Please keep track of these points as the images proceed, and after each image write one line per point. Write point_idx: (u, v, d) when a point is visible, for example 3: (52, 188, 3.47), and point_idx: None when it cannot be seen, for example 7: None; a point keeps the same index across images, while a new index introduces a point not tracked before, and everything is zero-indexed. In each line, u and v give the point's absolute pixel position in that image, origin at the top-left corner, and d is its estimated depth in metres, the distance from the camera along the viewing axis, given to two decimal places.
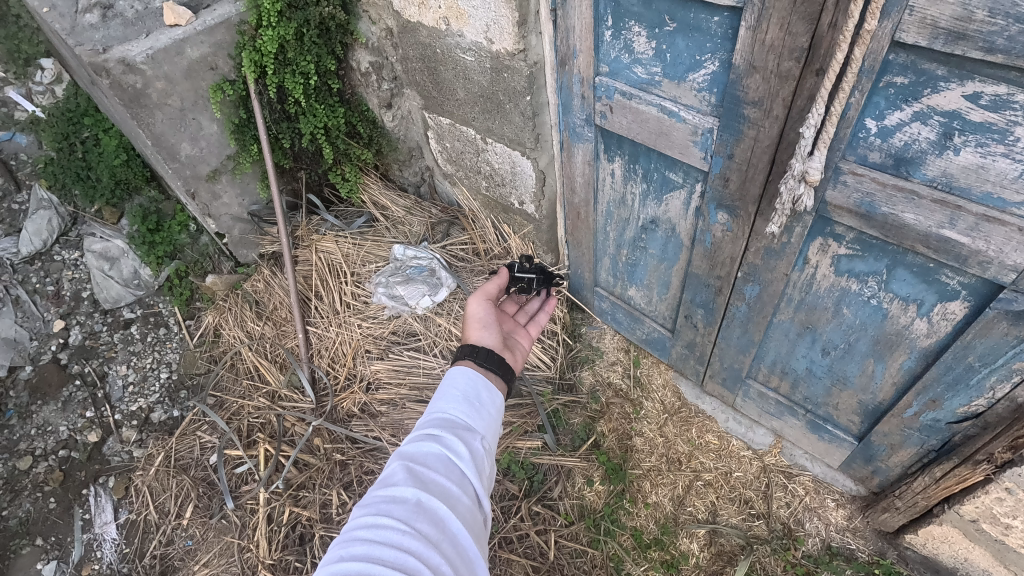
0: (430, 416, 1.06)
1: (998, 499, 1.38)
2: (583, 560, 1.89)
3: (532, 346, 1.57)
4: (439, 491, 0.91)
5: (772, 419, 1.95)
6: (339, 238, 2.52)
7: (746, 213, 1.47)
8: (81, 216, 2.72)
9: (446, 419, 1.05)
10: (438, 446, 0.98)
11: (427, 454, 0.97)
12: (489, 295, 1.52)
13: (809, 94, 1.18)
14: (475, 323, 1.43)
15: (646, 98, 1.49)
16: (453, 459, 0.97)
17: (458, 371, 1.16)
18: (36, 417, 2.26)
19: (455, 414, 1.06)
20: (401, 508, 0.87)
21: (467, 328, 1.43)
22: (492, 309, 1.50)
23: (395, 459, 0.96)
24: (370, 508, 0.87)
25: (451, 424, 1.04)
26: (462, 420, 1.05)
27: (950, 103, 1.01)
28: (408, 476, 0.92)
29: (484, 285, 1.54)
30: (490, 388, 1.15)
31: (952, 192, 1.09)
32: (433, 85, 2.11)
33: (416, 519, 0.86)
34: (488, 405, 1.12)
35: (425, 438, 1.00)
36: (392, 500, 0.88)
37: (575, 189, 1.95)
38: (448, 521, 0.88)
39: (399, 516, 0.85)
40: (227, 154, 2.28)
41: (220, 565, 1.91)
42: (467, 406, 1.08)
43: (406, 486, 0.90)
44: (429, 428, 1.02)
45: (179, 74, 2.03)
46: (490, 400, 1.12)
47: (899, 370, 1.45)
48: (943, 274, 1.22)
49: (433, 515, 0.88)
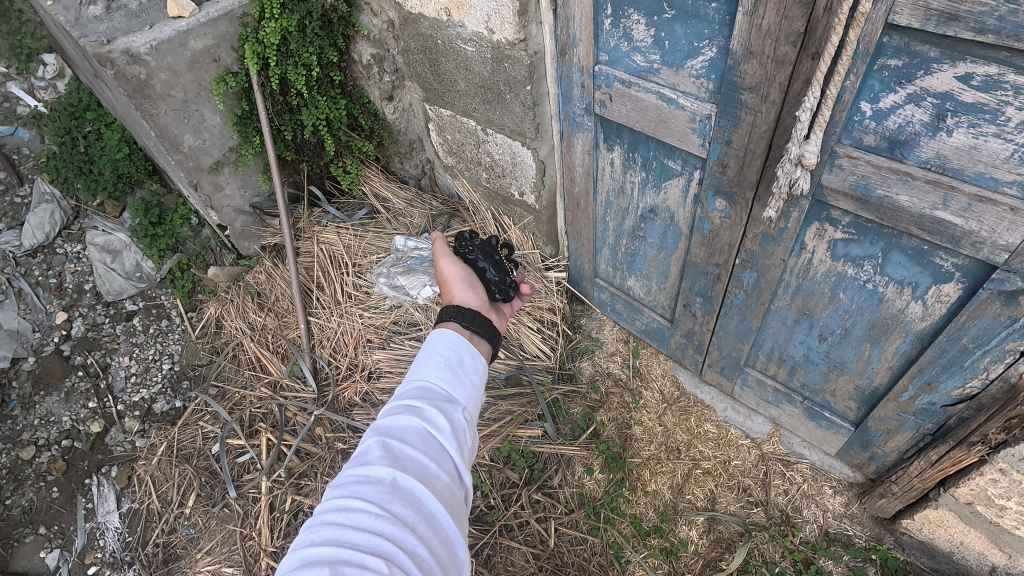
0: (409, 388, 1.06)
1: (993, 480, 1.40)
2: (583, 548, 1.90)
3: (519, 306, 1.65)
4: (416, 470, 0.92)
5: (769, 406, 1.97)
6: (340, 230, 2.54)
7: (744, 199, 1.49)
8: (83, 210, 2.73)
9: (426, 390, 1.05)
10: (416, 421, 0.99)
11: (404, 429, 0.98)
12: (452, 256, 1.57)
13: (804, 78, 1.20)
14: (461, 286, 1.50)
15: (645, 86, 1.51)
16: (430, 433, 0.98)
17: (441, 336, 1.17)
18: (38, 407, 2.27)
19: (434, 385, 1.07)
20: (376, 489, 0.87)
21: (447, 292, 1.50)
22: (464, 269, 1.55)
23: (371, 435, 0.97)
24: (343, 490, 0.88)
25: (431, 395, 1.05)
26: (442, 392, 1.06)
27: (943, 84, 1.04)
28: (384, 454, 0.92)
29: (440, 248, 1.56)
30: (474, 353, 1.17)
31: (946, 174, 1.11)
32: (433, 76, 2.13)
33: (391, 500, 0.86)
34: (469, 375, 1.13)
35: (403, 412, 1.00)
36: (367, 480, 0.88)
37: (574, 179, 1.97)
38: (425, 500, 0.89)
39: (374, 498, 0.86)
40: (230, 145, 2.31)
41: (223, 553, 1.92)
42: (447, 377, 1.09)
43: (381, 465, 0.90)
44: (408, 402, 1.03)
45: (183, 65, 2.04)
46: (471, 368, 1.14)
47: (894, 354, 1.47)
48: (937, 256, 1.24)
49: (409, 495, 0.88)
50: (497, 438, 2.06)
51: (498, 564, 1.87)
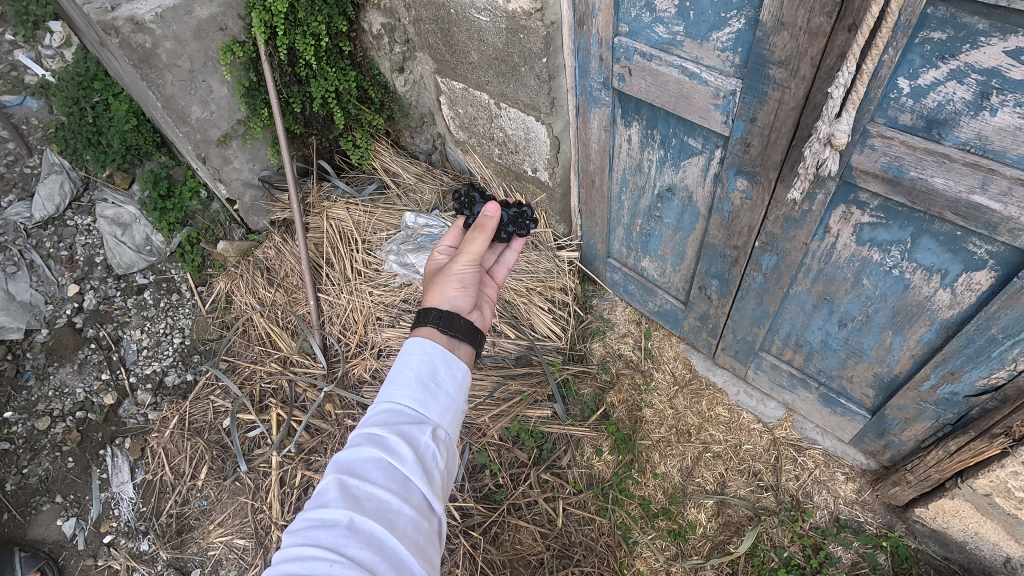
0: (373, 417, 1.04)
1: (1014, 473, 1.37)
2: (591, 528, 1.90)
3: (499, 295, 1.58)
4: (375, 508, 0.90)
5: (783, 391, 1.94)
6: (350, 204, 2.50)
7: (767, 179, 1.43)
8: (93, 181, 2.71)
9: (391, 415, 1.03)
10: (377, 452, 0.97)
11: (366, 462, 0.96)
12: (476, 257, 1.38)
13: (839, 52, 1.13)
14: (451, 283, 1.36)
15: (666, 59, 1.44)
16: (393, 464, 0.96)
17: (413, 347, 1.15)
18: (53, 378, 2.29)
19: (400, 408, 1.05)
20: (333, 533, 0.85)
21: (431, 288, 1.36)
22: (473, 273, 1.40)
23: (331, 471, 0.95)
24: (300, 536, 0.86)
25: (395, 419, 1.03)
26: (408, 417, 1.04)
27: (989, 60, 0.97)
28: (342, 495, 0.90)
29: (473, 242, 1.38)
30: (447, 365, 1.14)
31: (986, 155, 1.05)
32: (446, 48, 2.07)
33: (348, 543, 0.84)
34: (441, 392, 1.10)
35: (364, 443, 0.98)
36: (324, 524, 0.86)
37: (590, 155, 1.92)
38: (385, 539, 0.86)
39: (331, 543, 0.84)
40: (238, 118, 2.26)
41: (235, 525, 1.97)
42: (415, 397, 1.06)
43: (338, 506, 0.88)
44: (369, 431, 1.00)
45: (189, 34, 1.99)
46: (447, 384, 1.12)
47: (918, 342, 1.42)
48: (970, 242, 1.19)
49: (369, 536, 0.86)
50: (507, 417, 2.05)
51: (505, 542, 1.89)
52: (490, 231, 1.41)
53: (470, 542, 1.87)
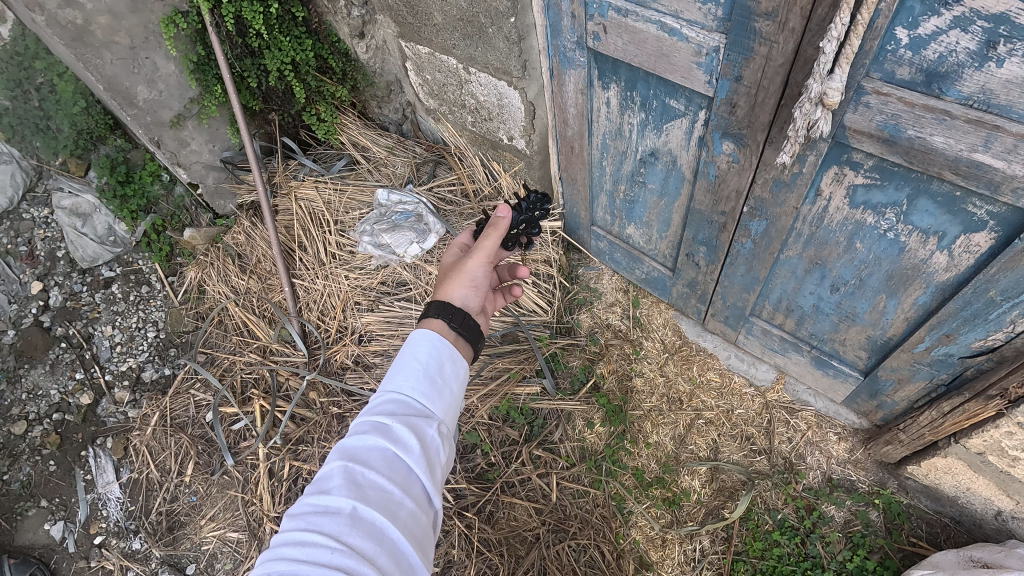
0: (379, 404, 0.98)
1: (1008, 433, 1.36)
2: (585, 500, 1.90)
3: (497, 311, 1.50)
4: (379, 498, 0.85)
5: (774, 354, 1.90)
6: (319, 183, 2.37)
7: (755, 142, 1.35)
8: (46, 169, 2.56)
9: (398, 404, 0.97)
10: (384, 440, 0.91)
11: (370, 450, 0.90)
12: (489, 257, 1.31)
13: (830, 1, 1.03)
14: (462, 279, 1.28)
15: (643, 15, 1.32)
16: (398, 454, 0.91)
17: (422, 338, 1.08)
18: (25, 381, 2.22)
19: (407, 397, 0.99)
20: (335, 520, 0.80)
21: (442, 281, 1.30)
22: (487, 274, 1.33)
23: (335, 458, 0.90)
24: (300, 521, 0.81)
25: (402, 409, 0.97)
26: (415, 406, 0.98)
27: (998, 5, 0.87)
28: (346, 483, 0.85)
29: (487, 241, 1.30)
30: (454, 361, 1.08)
31: (990, 110, 0.97)
32: (407, 10, 1.92)
33: (351, 532, 0.79)
34: (446, 388, 1.04)
35: (370, 432, 0.92)
36: (326, 510, 0.81)
37: (567, 120, 1.80)
38: (387, 530, 0.82)
39: (333, 531, 0.79)
40: (191, 96, 2.11)
41: (226, 519, 1.94)
42: (422, 388, 1.00)
43: (342, 494, 0.83)
44: (376, 418, 0.95)
45: (124, 7, 1.84)
46: (452, 376, 1.06)
47: (912, 305, 1.37)
48: (969, 203, 1.12)
49: (371, 526, 0.81)
50: (495, 396, 2.02)
51: (501, 520, 1.88)
52: (503, 231, 1.31)
53: (464, 522, 1.87)
